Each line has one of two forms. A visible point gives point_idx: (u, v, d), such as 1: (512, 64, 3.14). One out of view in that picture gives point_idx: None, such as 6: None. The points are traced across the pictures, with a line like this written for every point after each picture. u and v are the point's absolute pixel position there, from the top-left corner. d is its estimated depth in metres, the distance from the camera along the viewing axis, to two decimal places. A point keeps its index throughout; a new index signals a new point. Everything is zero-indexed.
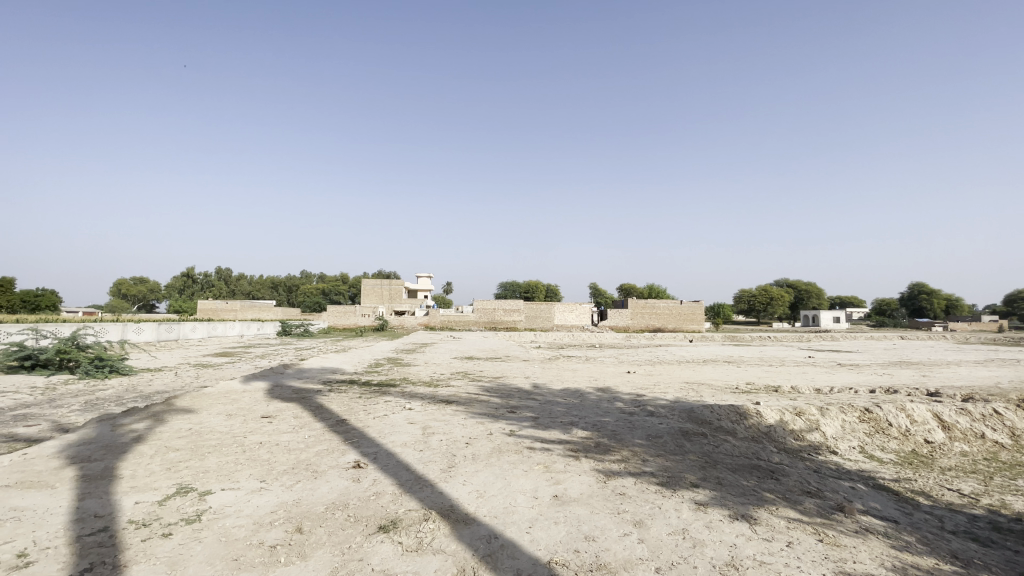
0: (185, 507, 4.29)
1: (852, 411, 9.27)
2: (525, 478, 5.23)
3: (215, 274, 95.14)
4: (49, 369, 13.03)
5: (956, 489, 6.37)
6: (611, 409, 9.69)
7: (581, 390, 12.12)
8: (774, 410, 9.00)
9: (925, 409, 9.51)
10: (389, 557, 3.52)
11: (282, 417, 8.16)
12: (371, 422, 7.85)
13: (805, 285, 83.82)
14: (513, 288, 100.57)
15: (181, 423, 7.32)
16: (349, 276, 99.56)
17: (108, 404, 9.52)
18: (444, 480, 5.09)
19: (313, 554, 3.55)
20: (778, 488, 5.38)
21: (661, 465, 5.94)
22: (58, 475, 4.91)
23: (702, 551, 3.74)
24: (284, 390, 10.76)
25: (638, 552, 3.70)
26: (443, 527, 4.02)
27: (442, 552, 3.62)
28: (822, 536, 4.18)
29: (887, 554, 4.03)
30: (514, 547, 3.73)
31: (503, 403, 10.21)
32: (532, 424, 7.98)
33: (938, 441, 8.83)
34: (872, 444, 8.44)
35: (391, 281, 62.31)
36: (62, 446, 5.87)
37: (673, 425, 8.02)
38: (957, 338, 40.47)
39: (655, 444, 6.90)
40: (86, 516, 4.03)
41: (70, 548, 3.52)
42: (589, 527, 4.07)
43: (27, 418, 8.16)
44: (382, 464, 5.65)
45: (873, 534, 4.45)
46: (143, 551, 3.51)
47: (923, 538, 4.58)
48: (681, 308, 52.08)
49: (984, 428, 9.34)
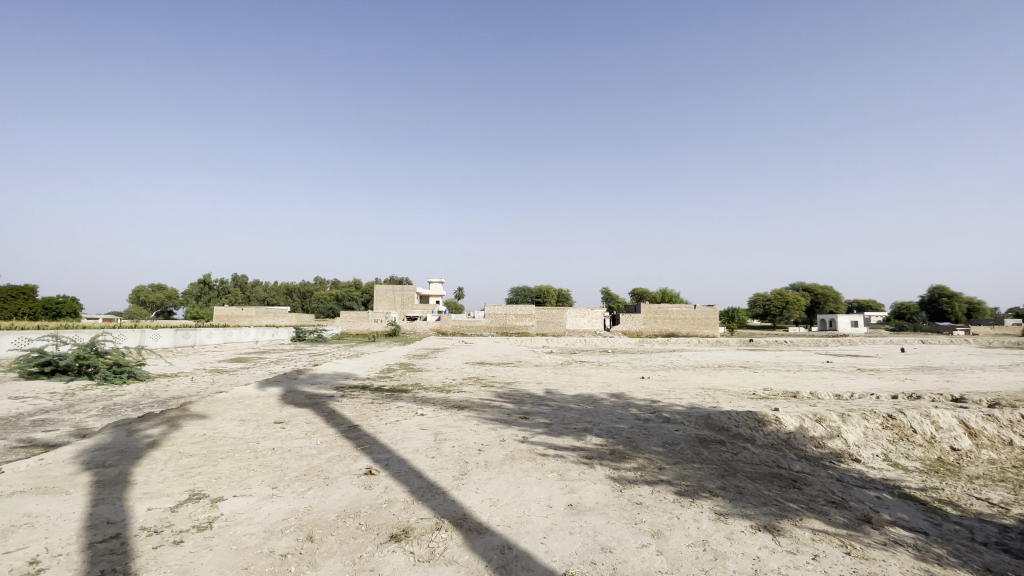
0: (197, 514, 4.27)
1: (874, 418, 9.00)
2: (539, 486, 5.12)
3: (232, 281, 97.12)
4: (69, 374, 13.26)
5: (986, 499, 6.10)
6: (625, 414, 9.55)
7: (594, 396, 11.97)
8: (793, 416, 8.78)
9: (951, 416, 9.17)
10: (401, 567, 3.44)
11: (295, 422, 8.18)
12: (384, 428, 7.81)
13: (823, 289, 82.89)
14: (524, 292, 100.64)
15: (195, 428, 7.37)
16: (362, 283, 100.73)
17: (126, 409, 9.66)
18: (456, 488, 5.02)
19: (324, 562, 3.49)
20: (801, 497, 5.22)
21: (679, 473, 5.80)
22: (74, 480, 4.95)
23: (725, 564, 3.60)
24: (297, 395, 10.83)
25: (657, 564, 3.57)
26: (456, 536, 3.95)
27: (455, 563, 3.53)
28: (850, 548, 4.01)
29: (918, 568, 3.84)
30: (528, 557, 3.63)
31: (515, 408, 10.12)
32: (545, 430, 7.91)
33: (965, 448, 8.52)
34: (896, 451, 8.17)
35: (403, 287, 62.77)
36: (78, 451, 5.93)
37: (690, 432, 7.85)
38: (984, 338, 44.61)
39: (672, 452, 6.74)
40: (99, 522, 4.03)
41: (82, 555, 3.50)
42: (605, 538, 3.96)
43: (47, 423, 8.28)
44: (394, 471, 5.60)
45: (902, 546, 4.27)
46: (154, 559, 3.48)
47: (954, 551, 4.37)
48: (695, 313, 51.46)
49: (1013, 435, 8.99)
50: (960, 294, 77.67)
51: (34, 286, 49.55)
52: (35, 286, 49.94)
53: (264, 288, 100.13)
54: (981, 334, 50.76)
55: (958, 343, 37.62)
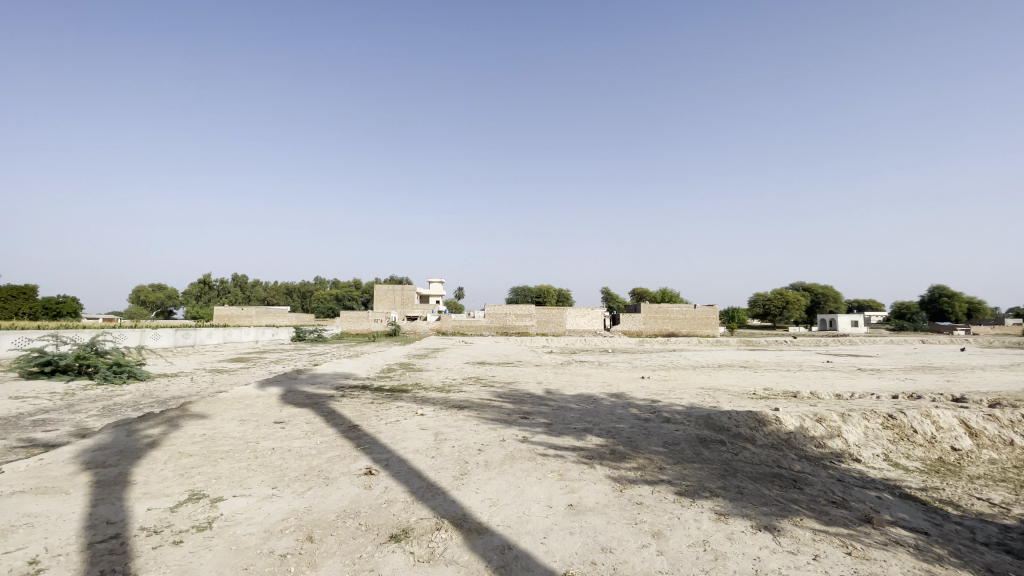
0: (196, 514, 4.26)
1: (874, 418, 8.98)
2: (539, 486, 5.12)
3: (232, 280, 97.20)
4: (69, 374, 13.26)
5: (986, 499, 6.09)
6: (625, 414, 9.55)
7: (593, 396, 11.96)
8: (793, 415, 8.78)
9: (951, 416, 9.16)
10: (401, 568, 3.44)
11: (295, 422, 8.17)
12: (384, 428, 7.80)
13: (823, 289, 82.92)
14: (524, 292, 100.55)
15: (195, 428, 7.36)
16: (361, 283, 100.76)
17: (126, 409, 9.66)
18: (456, 488, 5.02)
19: (324, 563, 3.48)
20: (802, 497, 5.21)
21: (679, 473, 5.79)
22: (73, 480, 4.95)
23: (725, 564, 3.60)
24: (297, 395, 10.82)
25: (658, 565, 3.57)
26: (456, 536, 3.94)
27: (456, 563, 3.52)
28: (850, 549, 4.00)
29: (919, 568, 3.83)
30: (529, 558, 3.62)
31: (515, 408, 10.12)
32: (544, 429, 7.90)
33: (965, 448, 8.51)
34: (897, 451, 8.16)
35: (403, 287, 62.73)
36: (78, 451, 5.92)
37: (690, 432, 7.84)
38: (983, 338, 44.50)
39: (673, 451, 6.73)
40: (99, 522, 4.02)
41: (81, 555, 3.49)
42: (606, 538, 3.95)
43: (47, 423, 8.27)
44: (394, 471, 5.59)
45: (903, 547, 4.26)
46: (154, 559, 3.48)
47: (955, 551, 4.36)
48: (695, 312, 51.48)
49: (1014, 434, 8.99)
50: (960, 293, 77.62)
51: (34, 286, 49.54)
52: (35, 286, 49.90)
53: (264, 288, 100.13)
54: (982, 334, 50.74)
55: (959, 343, 37.70)
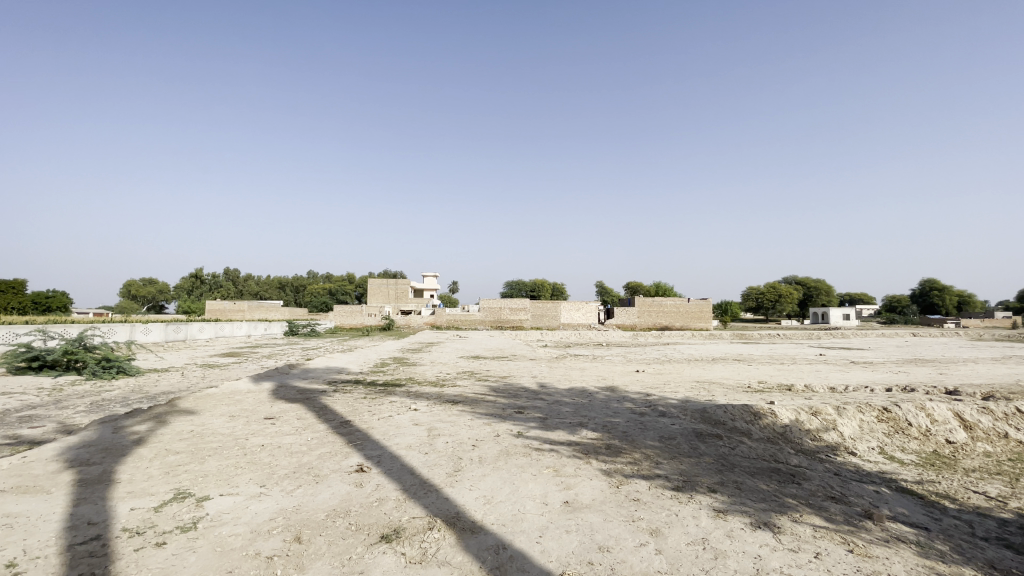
0: (181, 514, 4.13)
1: (870, 411, 8.94)
2: (534, 482, 5.03)
3: (226, 275, 96.77)
4: (57, 370, 13.05)
5: (982, 491, 6.09)
6: (621, 409, 9.47)
7: (589, 390, 11.89)
8: (790, 409, 8.74)
9: (946, 409, 9.18)
10: (392, 569, 3.32)
11: (287, 418, 8.02)
12: (376, 424, 7.67)
13: (816, 283, 83.92)
14: (518, 288, 100.06)
15: (184, 425, 7.21)
16: (355, 278, 101.14)
17: (113, 405, 9.46)
18: (450, 485, 4.91)
19: (311, 565, 3.37)
20: (801, 493, 5.15)
21: (676, 468, 5.72)
22: (55, 479, 4.77)
23: (725, 563, 3.51)
24: (289, 390, 10.66)
25: (656, 564, 3.48)
26: (449, 536, 3.83)
27: (448, 564, 3.42)
28: (852, 546, 3.94)
29: (922, 565, 3.76)
30: (524, 558, 3.51)
31: (509, 402, 10.04)
32: (539, 425, 7.78)
33: (960, 441, 8.52)
34: (892, 445, 8.14)
35: (397, 282, 62.47)
36: (62, 449, 5.73)
37: (686, 426, 7.76)
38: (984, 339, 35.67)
39: (669, 446, 6.67)
40: (80, 523, 3.88)
41: (61, 557, 3.36)
42: (603, 536, 3.86)
43: (31, 420, 8.05)
44: (386, 467, 5.48)
45: (904, 543, 4.21)
46: (135, 561, 3.36)
47: (956, 547, 4.31)
48: (689, 305, 51.83)
49: (1008, 427, 8.97)
50: (950, 287, 78.33)
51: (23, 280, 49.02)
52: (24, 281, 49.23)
53: (258, 282, 99.14)
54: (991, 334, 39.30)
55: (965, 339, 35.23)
